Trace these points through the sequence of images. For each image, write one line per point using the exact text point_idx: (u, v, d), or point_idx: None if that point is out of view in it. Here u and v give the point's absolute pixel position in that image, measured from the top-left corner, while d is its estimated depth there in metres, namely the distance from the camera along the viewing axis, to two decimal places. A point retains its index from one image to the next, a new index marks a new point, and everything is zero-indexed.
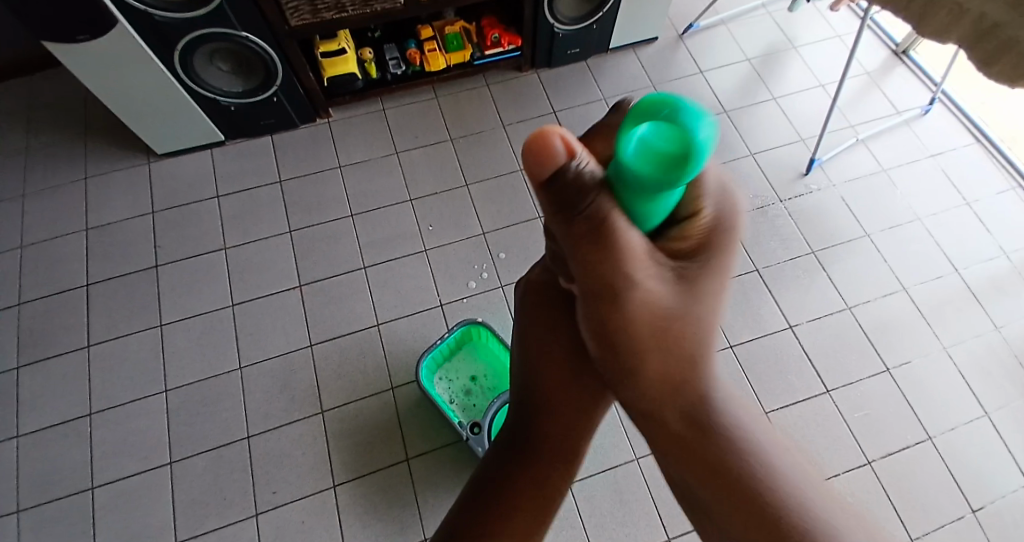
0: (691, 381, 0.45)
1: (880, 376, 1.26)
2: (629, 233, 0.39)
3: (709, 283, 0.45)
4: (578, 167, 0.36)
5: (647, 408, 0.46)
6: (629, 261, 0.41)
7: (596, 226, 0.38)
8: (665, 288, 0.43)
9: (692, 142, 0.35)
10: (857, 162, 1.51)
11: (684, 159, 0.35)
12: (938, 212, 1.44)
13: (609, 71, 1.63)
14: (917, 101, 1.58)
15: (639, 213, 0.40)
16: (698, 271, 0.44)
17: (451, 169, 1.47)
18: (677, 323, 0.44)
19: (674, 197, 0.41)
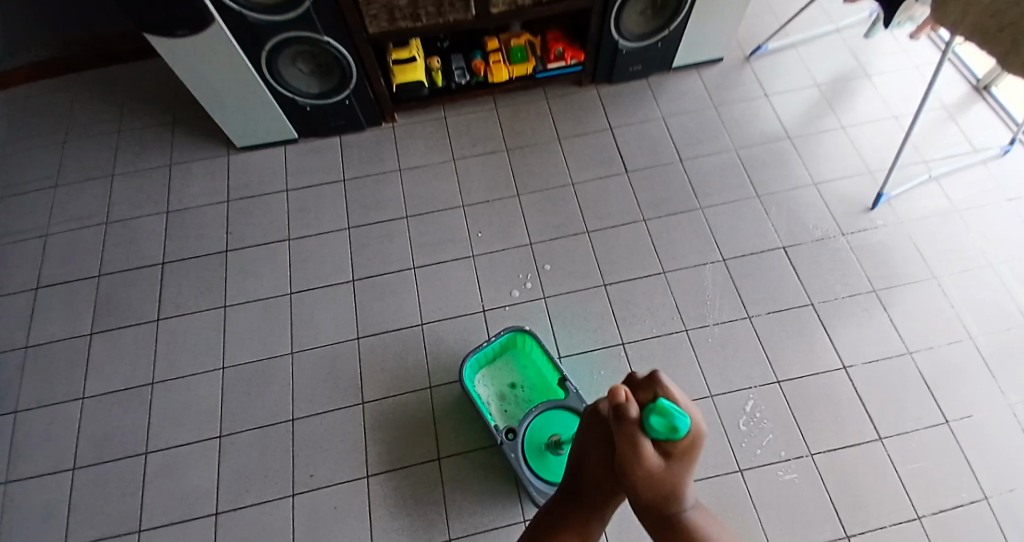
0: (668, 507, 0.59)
1: (935, 426, 1.19)
2: (636, 454, 0.57)
3: (687, 461, 0.57)
4: (631, 412, 0.57)
5: (641, 509, 0.62)
6: (630, 457, 0.57)
7: (624, 441, 0.57)
8: (656, 460, 0.57)
9: (675, 426, 0.55)
10: (927, 200, 1.44)
11: (675, 431, 0.55)
12: (1015, 259, 1.35)
13: (671, 91, 1.62)
14: (998, 140, 1.50)
15: (656, 430, 0.56)
16: (682, 460, 0.57)
17: (506, 178, 1.50)
18: (664, 480, 0.58)
19: (682, 417, 0.55)
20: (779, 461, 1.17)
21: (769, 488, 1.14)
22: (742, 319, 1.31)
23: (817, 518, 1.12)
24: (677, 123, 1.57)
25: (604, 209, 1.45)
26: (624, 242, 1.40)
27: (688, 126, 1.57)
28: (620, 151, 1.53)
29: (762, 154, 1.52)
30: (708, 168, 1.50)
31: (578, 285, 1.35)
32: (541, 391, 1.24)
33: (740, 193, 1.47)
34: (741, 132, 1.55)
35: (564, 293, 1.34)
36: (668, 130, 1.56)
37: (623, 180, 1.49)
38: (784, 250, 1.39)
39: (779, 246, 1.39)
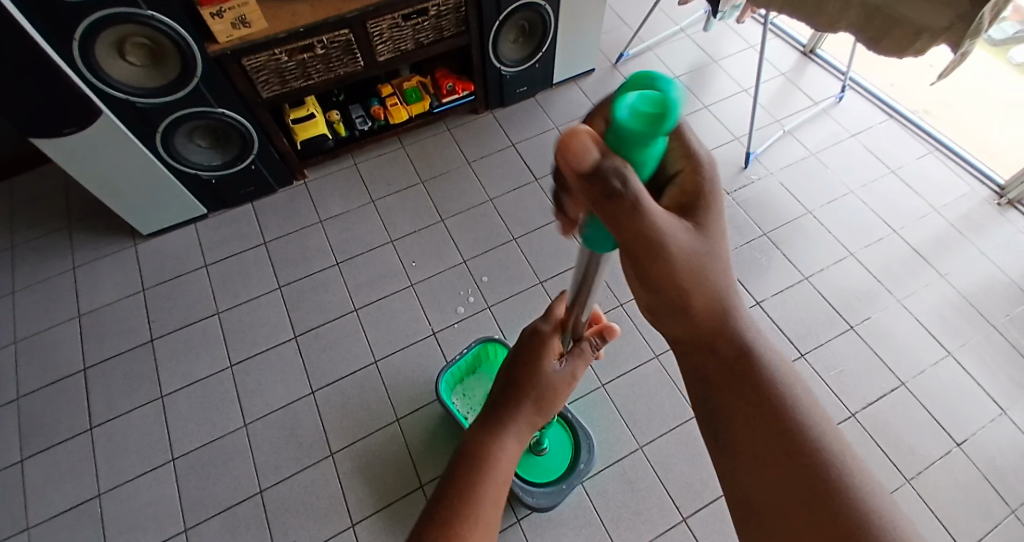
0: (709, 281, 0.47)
1: (847, 335, 1.36)
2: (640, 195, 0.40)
3: (709, 214, 0.48)
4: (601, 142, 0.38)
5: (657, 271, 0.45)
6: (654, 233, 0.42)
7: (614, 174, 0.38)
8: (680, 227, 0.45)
9: (664, 99, 0.38)
10: (788, 151, 1.67)
11: (665, 104, 0.38)
12: (869, 183, 1.59)
13: (557, 102, 1.78)
14: (832, 90, 1.77)
15: (644, 116, 0.38)
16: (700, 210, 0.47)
17: (426, 207, 1.57)
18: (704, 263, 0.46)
19: (663, 79, 0.39)
20: None
21: None
22: None
23: None
24: (569, 128, 1.72)
25: (523, 215, 1.55)
26: (548, 240, 1.51)
27: None
28: (524, 163, 1.65)
29: None
30: None
31: (516, 288, 1.44)
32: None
33: None
34: None
35: (505, 299, 1.42)
36: None
37: (534, 187, 1.61)
38: None
39: None
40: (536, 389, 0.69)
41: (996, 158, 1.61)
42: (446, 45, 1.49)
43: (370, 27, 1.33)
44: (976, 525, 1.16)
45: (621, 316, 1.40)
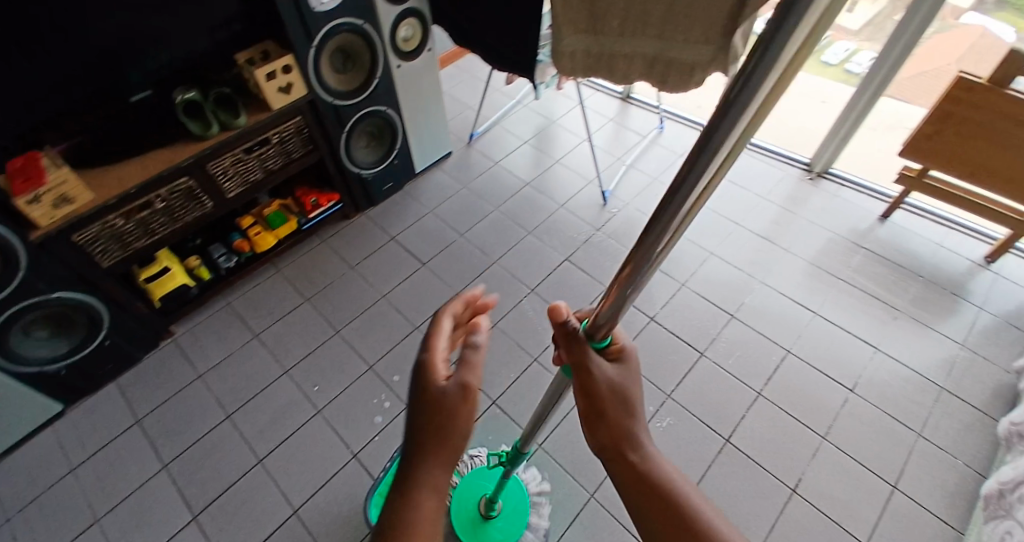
0: (624, 426, 0.47)
1: (732, 323, 1.51)
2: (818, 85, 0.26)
3: (623, 368, 0.49)
4: None
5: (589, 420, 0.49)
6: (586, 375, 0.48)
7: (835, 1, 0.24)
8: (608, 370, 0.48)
9: None
10: (636, 181, 1.87)
11: None
12: (707, 190, 1.83)
13: (426, 190, 1.86)
14: (653, 123, 2.04)
15: None
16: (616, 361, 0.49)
17: (316, 325, 1.51)
18: (624, 390, 0.48)
19: None
20: (655, 415, 1.35)
21: (662, 441, 1.31)
22: None
23: (702, 439, 1.31)
24: (443, 210, 1.81)
25: (418, 303, 1.55)
26: None
27: (453, 208, 1.81)
28: (410, 252, 1.68)
29: (517, 203, 1.83)
30: (483, 232, 1.75)
31: None
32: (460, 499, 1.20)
33: (516, 237, 1.73)
34: (495, 195, 1.85)
35: None
36: (439, 217, 1.78)
37: (424, 271, 1.63)
38: (569, 261, 1.67)
39: (563, 261, 1.67)
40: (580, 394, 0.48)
41: (797, 140, 1.92)
42: (300, 163, 1.48)
43: (210, 169, 1.30)
44: (893, 461, 1.26)
45: (538, 371, 1.45)
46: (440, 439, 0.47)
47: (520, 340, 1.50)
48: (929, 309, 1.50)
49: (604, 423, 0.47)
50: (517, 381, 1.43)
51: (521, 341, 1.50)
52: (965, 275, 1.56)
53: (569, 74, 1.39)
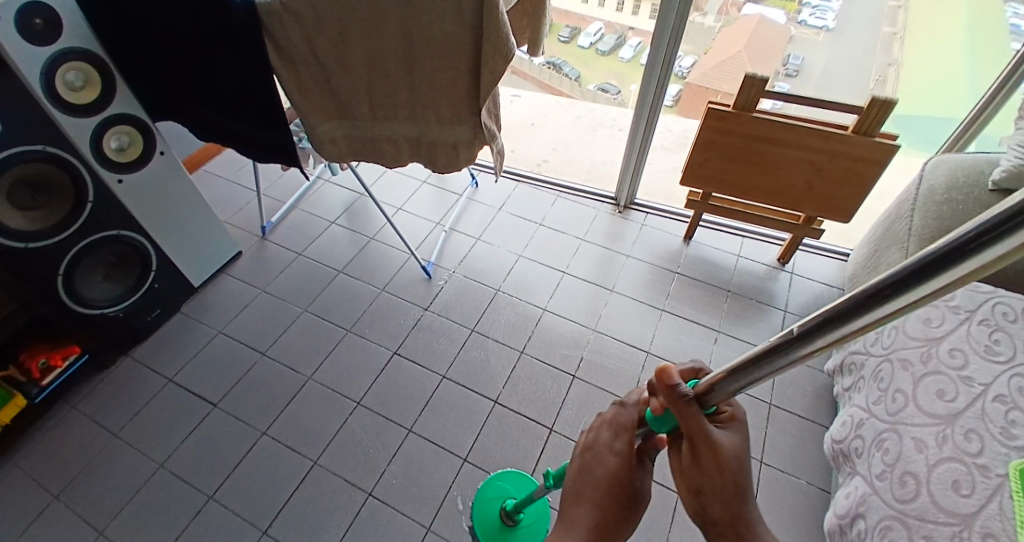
0: (737, 494, 0.52)
1: (574, 384, 1.41)
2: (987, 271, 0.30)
3: (735, 429, 0.54)
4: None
5: (706, 485, 0.52)
6: (709, 451, 0.50)
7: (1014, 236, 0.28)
8: (727, 440, 0.52)
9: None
10: (458, 245, 1.76)
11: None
12: (529, 242, 1.78)
13: (210, 307, 1.53)
14: (467, 179, 1.97)
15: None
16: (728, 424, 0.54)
17: (70, 528, 1.17)
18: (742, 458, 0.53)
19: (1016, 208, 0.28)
20: None
21: None
22: (407, 437, 1.30)
23: None
24: (236, 326, 1.49)
25: (209, 461, 1.26)
26: (258, 472, 1.24)
27: (250, 321, 1.50)
28: (195, 393, 1.36)
29: (329, 298, 1.56)
30: (291, 342, 1.46)
31: None
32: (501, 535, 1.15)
33: (333, 339, 1.47)
34: (301, 295, 1.57)
35: None
36: (233, 338, 1.47)
37: (219, 414, 1.33)
38: (398, 354, 1.45)
39: (392, 354, 1.45)
40: (703, 464, 0.51)
41: (604, 170, 2.00)
42: None
43: None
44: None
45: (376, 506, 1.20)
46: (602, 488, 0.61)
47: (348, 470, 1.25)
48: (740, 324, 1.57)
49: (728, 487, 0.52)
50: (355, 521, 1.18)
51: (352, 473, 1.25)
52: (766, 280, 1.68)
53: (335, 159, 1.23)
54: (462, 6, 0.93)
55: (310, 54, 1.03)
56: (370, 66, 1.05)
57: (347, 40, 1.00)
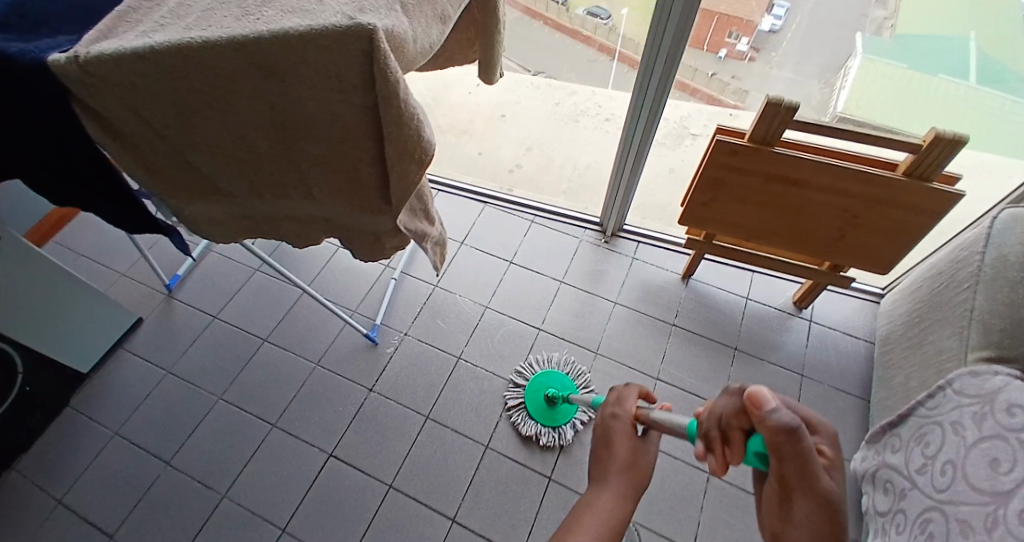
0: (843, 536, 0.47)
1: (547, 489, 1.22)
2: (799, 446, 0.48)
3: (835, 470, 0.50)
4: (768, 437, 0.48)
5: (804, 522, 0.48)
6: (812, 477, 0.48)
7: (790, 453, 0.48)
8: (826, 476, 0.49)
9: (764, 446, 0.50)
10: (411, 295, 1.48)
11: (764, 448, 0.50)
12: (497, 289, 1.50)
13: (104, 399, 1.35)
14: None
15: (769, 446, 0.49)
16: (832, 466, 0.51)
17: None
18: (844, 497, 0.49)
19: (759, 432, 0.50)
20: None
21: None
22: None
23: None
24: (137, 423, 1.32)
25: None
26: None
27: (155, 418, 1.33)
28: (93, 520, 1.22)
29: (252, 378, 1.36)
30: (203, 446, 1.29)
31: None
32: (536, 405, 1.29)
33: (257, 437, 1.29)
34: (215, 377, 1.37)
35: None
36: (129, 442, 1.30)
37: None
38: (334, 456, 1.26)
39: (328, 456, 1.26)
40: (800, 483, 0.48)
41: (591, 179, 1.65)
42: None
43: None
44: None
45: None
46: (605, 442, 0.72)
47: None
48: None
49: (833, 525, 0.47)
50: None
51: None
52: (781, 332, 1.40)
53: (215, 238, 0.95)
54: (342, 84, 0.61)
55: (144, 128, 0.72)
56: (231, 149, 0.74)
57: (190, 119, 0.69)
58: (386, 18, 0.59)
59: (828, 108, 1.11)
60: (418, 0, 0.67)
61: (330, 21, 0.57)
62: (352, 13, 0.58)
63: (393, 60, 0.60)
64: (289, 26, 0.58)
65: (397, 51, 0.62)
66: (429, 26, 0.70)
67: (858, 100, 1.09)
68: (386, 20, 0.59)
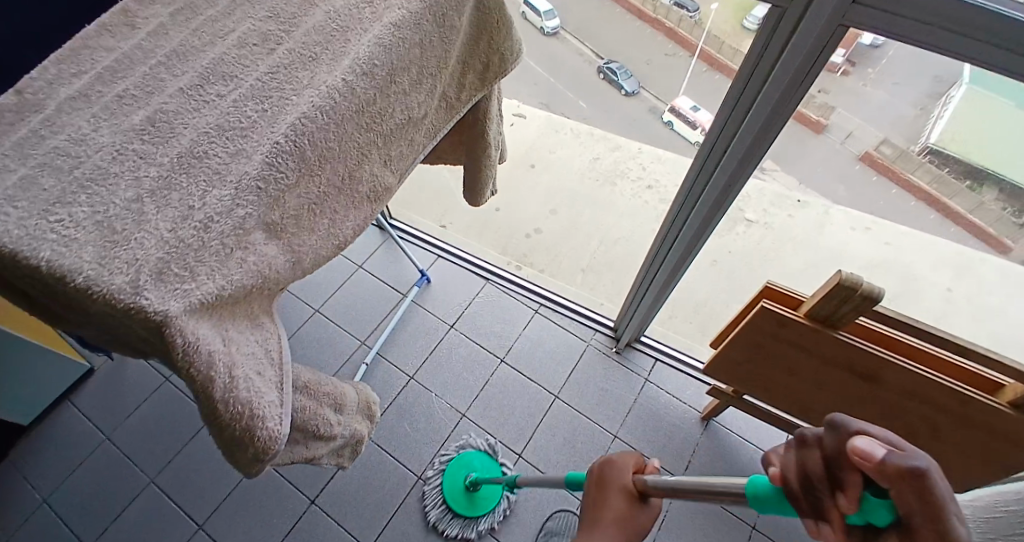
0: None
1: None
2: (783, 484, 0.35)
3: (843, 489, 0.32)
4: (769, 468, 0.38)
5: None
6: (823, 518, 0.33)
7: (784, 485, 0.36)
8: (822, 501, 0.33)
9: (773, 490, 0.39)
10: (384, 386, 1.31)
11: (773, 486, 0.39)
12: (479, 393, 1.32)
13: (34, 457, 1.22)
14: (415, 273, 1.47)
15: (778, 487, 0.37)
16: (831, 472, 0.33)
17: None
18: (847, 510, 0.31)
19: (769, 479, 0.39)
20: None
21: None
22: None
23: None
24: (62, 492, 1.19)
25: None
26: None
27: (82, 490, 1.19)
28: None
29: (192, 460, 1.22)
30: (124, 535, 1.15)
31: None
32: (454, 471, 1.20)
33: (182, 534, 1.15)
34: (153, 451, 1.23)
35: None
36: (50, 513, 1.17)
37: None
38: None
39: None
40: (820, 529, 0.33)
41: (614, 261, 1.39)
42: None
43: None
44: None
45: None
46: (604, 496, 0.61)
47: None
48: None
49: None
50: None
51: None
52: None
53: None
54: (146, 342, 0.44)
55: None
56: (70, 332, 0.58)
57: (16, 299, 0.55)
58: (195, 282, 0.42)
59: (918, 135, 0.76)
60: (299, 205, 0.48)
61: (113, 278, 0.40)
62: (146, 274, 0.41)
63: (211, 333, 0.43)
64: (71, 272, 0.40)
65: (224, 311, 0.45)
66: (331, 228, 0.52)
67: (960, 130, 0.73)
68: (201, 286, 0.42)
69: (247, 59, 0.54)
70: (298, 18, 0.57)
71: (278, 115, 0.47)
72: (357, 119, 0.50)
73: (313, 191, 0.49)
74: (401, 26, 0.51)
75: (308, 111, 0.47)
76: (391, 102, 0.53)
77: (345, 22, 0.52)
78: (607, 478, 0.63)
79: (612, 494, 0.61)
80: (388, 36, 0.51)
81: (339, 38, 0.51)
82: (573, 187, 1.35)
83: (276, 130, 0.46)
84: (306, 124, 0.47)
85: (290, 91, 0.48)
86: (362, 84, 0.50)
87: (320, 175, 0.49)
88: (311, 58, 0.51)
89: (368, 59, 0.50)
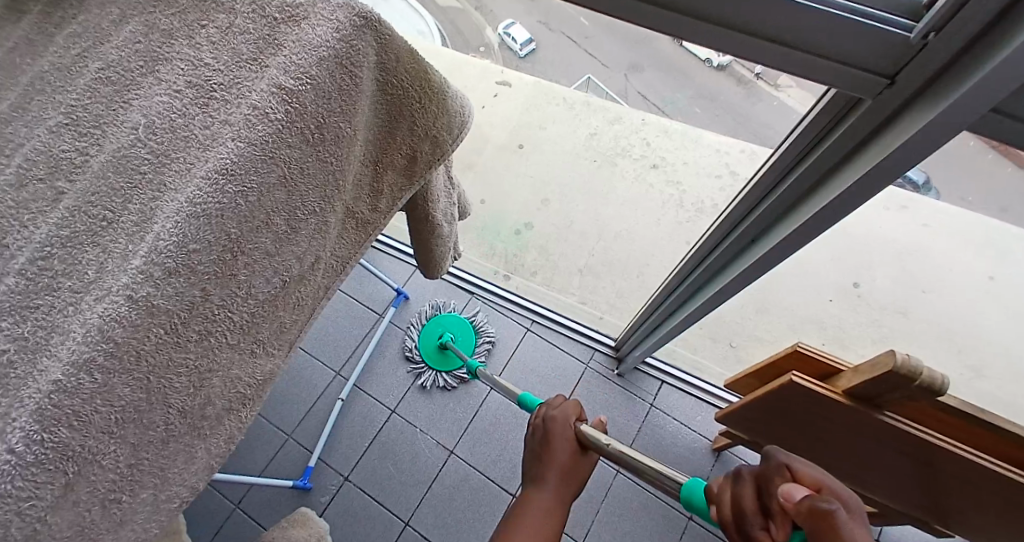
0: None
1: None
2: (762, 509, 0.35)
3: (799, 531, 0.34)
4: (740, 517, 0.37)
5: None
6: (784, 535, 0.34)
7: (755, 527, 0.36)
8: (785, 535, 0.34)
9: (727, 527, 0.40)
10: (364, 423, 1.20)
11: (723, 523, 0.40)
12: (467, 426, 1.19)
13: None
14: (390, 290, 1.33)
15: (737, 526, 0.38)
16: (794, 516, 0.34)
17: None
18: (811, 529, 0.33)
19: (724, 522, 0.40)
20: None
21: None
22: None
23: None
24: None
25: None
26: None
27: None
28: None
29: None
30: None
31: None
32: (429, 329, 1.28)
33: None
34: None
35: None
36: None
37: None
38: None
39: None
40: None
41: (619, 261, 1.19)
42: None
43: None
44: None
45: None
46: (545, 454, 0.57)
47: None
48: None
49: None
50: None
51: None
52: None
53: None
54: None
55: None
56: None
57: None
58: None
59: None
60: (76, 520, 0.40)
61: None
62: None
63: None
64: None
65: None
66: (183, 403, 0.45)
67: None
68: None
69: (28, 213, 0.42)
70: (108, 127, 0.45)
71: (32, 374, 0.38)
72: (162, 352, 0.42)
73: (124, 449, 0.41)
74: (226, 168, 0.43)
75: (65, 382, 0.37)
76: (252, 263, 0.47)
77: (163, 147, 0.44)
78: (548, 432, 0.58)
79: (550, 454, 0.56)
80: (210, 195, 0.43)
81: (148, 185, 0.43)
82: (565, 171, 1.15)
83: (23, 402, 0.36)
84: (62, 399, 0.37)
85: (62, 302, 0.40)
86: (160, 293, 0.41)
87: (115, 454, 0.40)
88: (104, 222, 0.42)
89: (175, 239, 0.41)
